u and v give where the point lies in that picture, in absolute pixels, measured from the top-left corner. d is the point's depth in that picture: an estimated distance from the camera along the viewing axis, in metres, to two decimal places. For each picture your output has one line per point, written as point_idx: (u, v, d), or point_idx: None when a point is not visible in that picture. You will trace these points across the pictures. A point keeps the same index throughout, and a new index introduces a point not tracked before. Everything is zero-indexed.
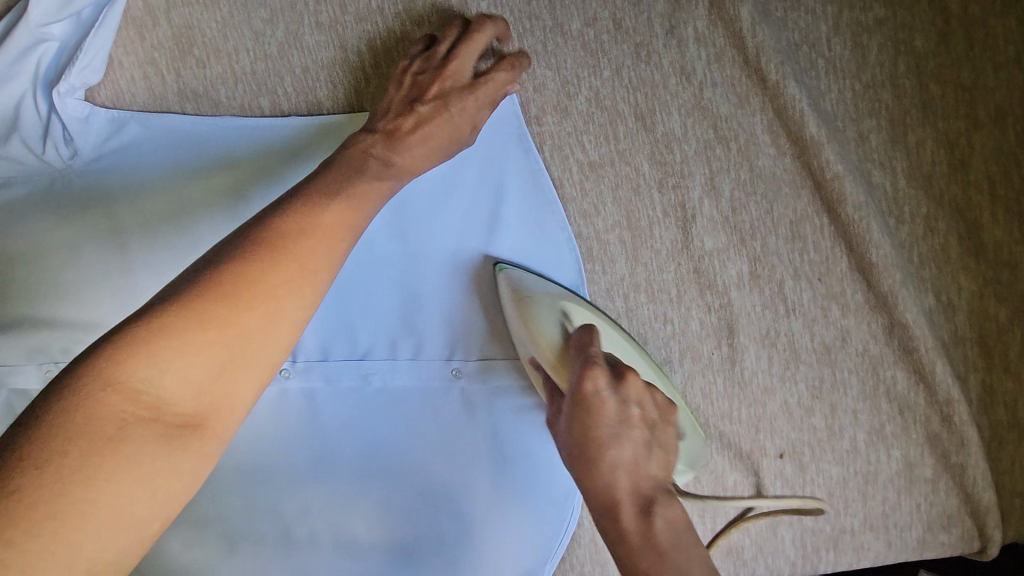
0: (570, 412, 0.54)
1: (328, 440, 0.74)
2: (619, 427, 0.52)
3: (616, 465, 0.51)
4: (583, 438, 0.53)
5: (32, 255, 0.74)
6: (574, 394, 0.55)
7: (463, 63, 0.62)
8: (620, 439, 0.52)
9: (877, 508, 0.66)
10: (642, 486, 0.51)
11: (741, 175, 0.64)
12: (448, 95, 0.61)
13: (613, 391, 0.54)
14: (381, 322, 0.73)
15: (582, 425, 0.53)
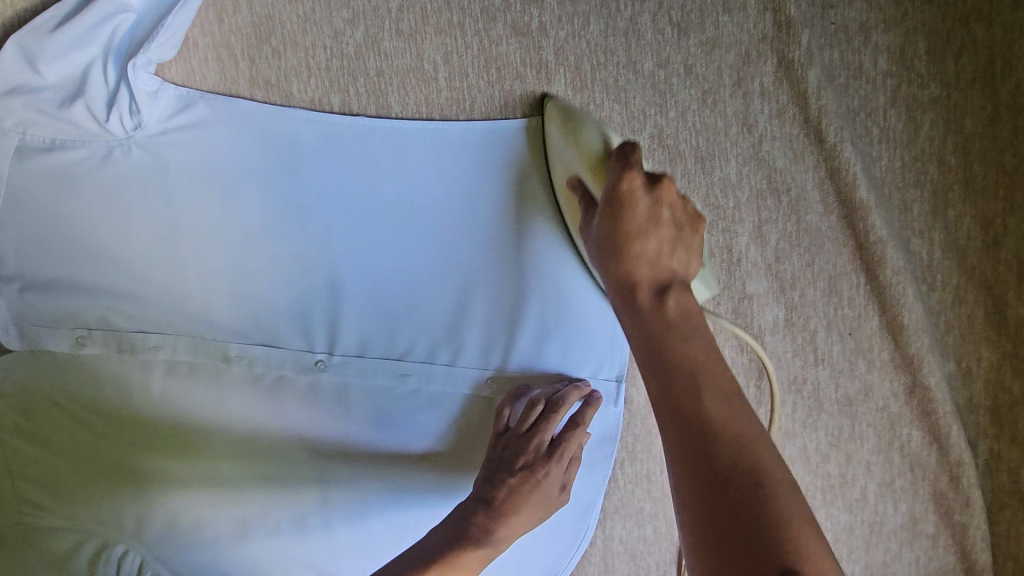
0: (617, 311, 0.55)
1: (354, 433, 0.76)
2: (653, 230, 0.55)
3: (641, 256, 0.55)
4: (620, 238, 0.55)
5: (82, 221, 0.75)
6: (608, 198, 0.56)
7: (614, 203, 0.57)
8: (655, 239, 0.55)
9: (879, 557, 0.70)
10: (662, 272, 0.54)
11: (788, 227, 0.67)
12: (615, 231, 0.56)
13: (647, 191, 0.55)
14: (422, 325, 0.74)
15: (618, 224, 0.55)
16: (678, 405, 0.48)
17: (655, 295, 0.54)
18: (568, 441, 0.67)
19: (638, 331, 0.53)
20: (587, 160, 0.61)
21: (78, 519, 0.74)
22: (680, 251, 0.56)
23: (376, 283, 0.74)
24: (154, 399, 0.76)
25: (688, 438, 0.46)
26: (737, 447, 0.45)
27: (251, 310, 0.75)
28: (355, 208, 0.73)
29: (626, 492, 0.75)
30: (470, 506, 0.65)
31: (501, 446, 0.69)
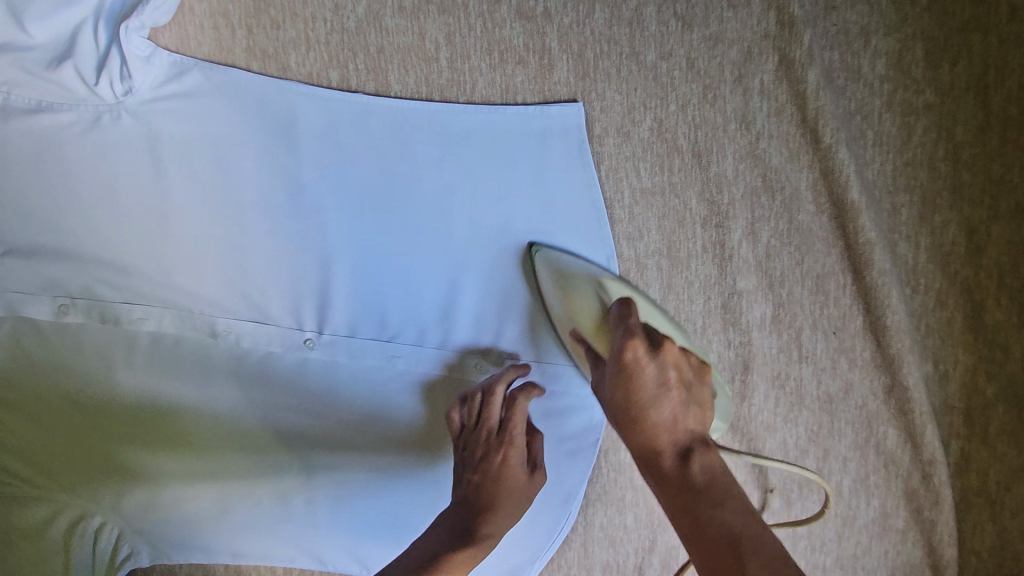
0: (615, 383, 0.56)
1: (341, 414, 0.76)
2: (658, 399, 0.55)
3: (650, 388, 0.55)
4: (634, 413, 0.55)
5: (68, 188, 0.73)
6: (614, 365, 0.56)
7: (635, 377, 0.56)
8: (662, 407, 0.55)
9: (849, 549, 0.72)
10: (680, 437, 0.55)
11: (780, 225, 0.68)
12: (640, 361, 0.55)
13: (651, 355, 0.56)
14: (414, 308, 0.74)
15: (628, 394, 0.55)
16: (695, 507, 0.51)
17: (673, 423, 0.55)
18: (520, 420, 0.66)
19: (636, 394, 0.55)
20: (605, 229, 0.64)
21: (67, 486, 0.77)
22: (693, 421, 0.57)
23: (370, 263, 0.74)
24: (139, 373, 0.76)
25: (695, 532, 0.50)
26: (735, 525, 0.49)
27: (240, 285, 0.74)
28: (350, 186, 0.72)
29: (609, 480, 0.76)
30: (455, 511, 0.65)
31: (461, 447, 0.68)
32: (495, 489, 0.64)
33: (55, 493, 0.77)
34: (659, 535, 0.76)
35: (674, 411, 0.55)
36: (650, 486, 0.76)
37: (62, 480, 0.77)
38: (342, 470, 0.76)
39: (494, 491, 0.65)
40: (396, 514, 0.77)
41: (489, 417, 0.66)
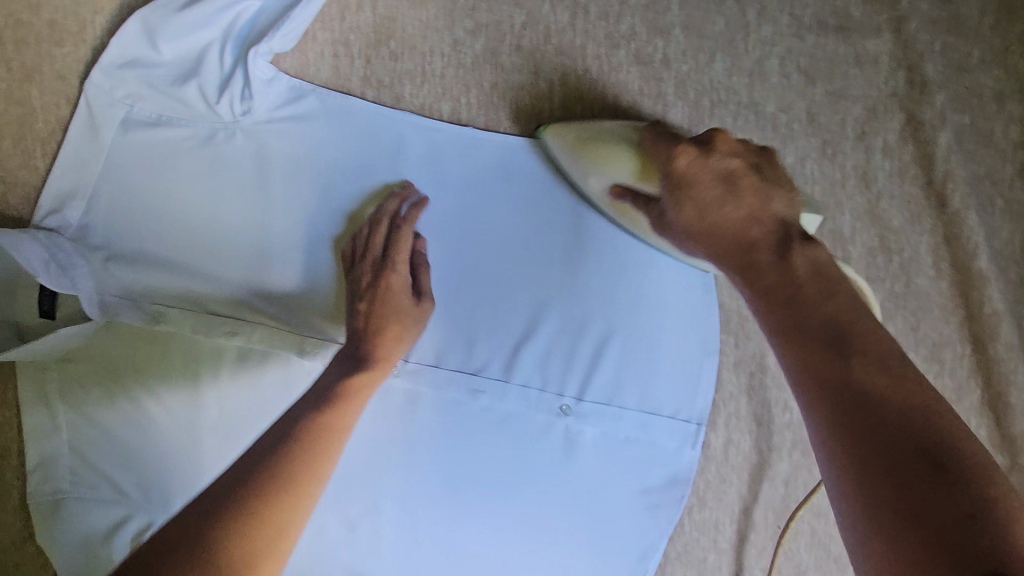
0: (678, 199, 0.58)
1: (416, 444, 0.74)
2: (722, 197, 0.56)
3: (729, 223, 0.56)
4: (706, 216, 0.56)
5: (175, 202, 0.75)
6: (669, 182, 0.58)
7: (724, 219, 0.56)
8: (730, 205, 0.56)
9: None
10: (764, 221, 0.55)
11: (897, 288, 0.65)
12: (722, 206, 0.56)
13: (693, 154, 0.58)
14: (501, 343, 0.73)
15: (693, 198, 0.57)
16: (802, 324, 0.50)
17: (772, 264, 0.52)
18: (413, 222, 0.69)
19: (702, 197, 0.56)
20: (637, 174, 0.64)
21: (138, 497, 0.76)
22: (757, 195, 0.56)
23: (463, 295, 0.73)
24: (223, 387, 0.76)
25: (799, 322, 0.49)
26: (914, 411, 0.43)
27: (331, 307, 0.74)
28: (451, 216, 0.72)
29: (691, 537, 0.73)
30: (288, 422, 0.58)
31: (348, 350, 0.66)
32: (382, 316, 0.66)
33: (125, 500, 0.77)
34: None
35: (752, 198, 0.56)
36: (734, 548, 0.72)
37: (134, 486, 0.76)
38: (414, 504, 0.74)
39: (383, 315, 0.66)
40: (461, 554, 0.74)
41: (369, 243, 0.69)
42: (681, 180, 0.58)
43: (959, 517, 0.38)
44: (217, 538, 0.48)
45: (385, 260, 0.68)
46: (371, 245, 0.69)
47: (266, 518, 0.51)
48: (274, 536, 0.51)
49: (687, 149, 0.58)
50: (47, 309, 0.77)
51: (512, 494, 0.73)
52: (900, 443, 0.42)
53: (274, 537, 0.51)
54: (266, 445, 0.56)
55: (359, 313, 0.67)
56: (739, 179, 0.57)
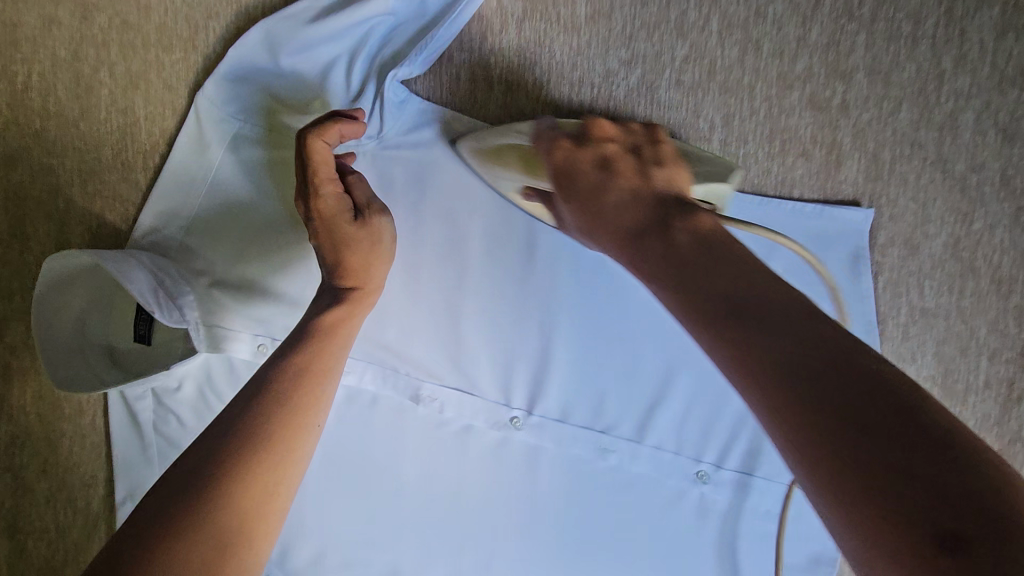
0: (567, 198, 0.60)
1: (535, 501, 0.69)
2: (602, 179, 0.59)
3: (611, 203, 0.57)
4: (594, 201, 0.58)
5: (289, 226, 0.70)
6: (552, 175, 0.62)
7: (609, 198, 0.58)
8: (614, 184, 0.58)
9: None
10: (653, 190, 0.57)
11: None
12: (607, 188, 0.58)
13: (572, 142, 0.62)
14: (634, 401, 0.68)
15: (587, 193, 0.59)
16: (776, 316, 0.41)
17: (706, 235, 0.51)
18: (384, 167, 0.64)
19: (581, 187, 0.59)
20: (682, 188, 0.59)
21: None
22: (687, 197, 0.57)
23: (594, 346, 0.68)
24: (330, 428, 0.72)
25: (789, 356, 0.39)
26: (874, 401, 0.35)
27: (453, 350, 0.69)
28: (588, 260, 0.68)
29: None
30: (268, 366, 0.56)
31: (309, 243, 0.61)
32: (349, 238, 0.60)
33: None
34: None
35: (625, 177, 0.58)
36: None
37: None
38: (530, 564, 0.70)
39: (337, 245, 0.60)
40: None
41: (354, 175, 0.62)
42: (572, 175, 0.61)
43: (946, 525, 0.30)
44: (201, 520, 0.46)
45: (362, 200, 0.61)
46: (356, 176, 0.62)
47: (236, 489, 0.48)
48: (245, 511, 0.48)
49: (556, 137, 0.62)
50: (142, 334, 0.73)
51: (636, 559, 0.68)
52: (879, 404, 0.35)
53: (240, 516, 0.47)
54: (241, 408, 0.52)
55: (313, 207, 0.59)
56: (616, 163, 0.60)
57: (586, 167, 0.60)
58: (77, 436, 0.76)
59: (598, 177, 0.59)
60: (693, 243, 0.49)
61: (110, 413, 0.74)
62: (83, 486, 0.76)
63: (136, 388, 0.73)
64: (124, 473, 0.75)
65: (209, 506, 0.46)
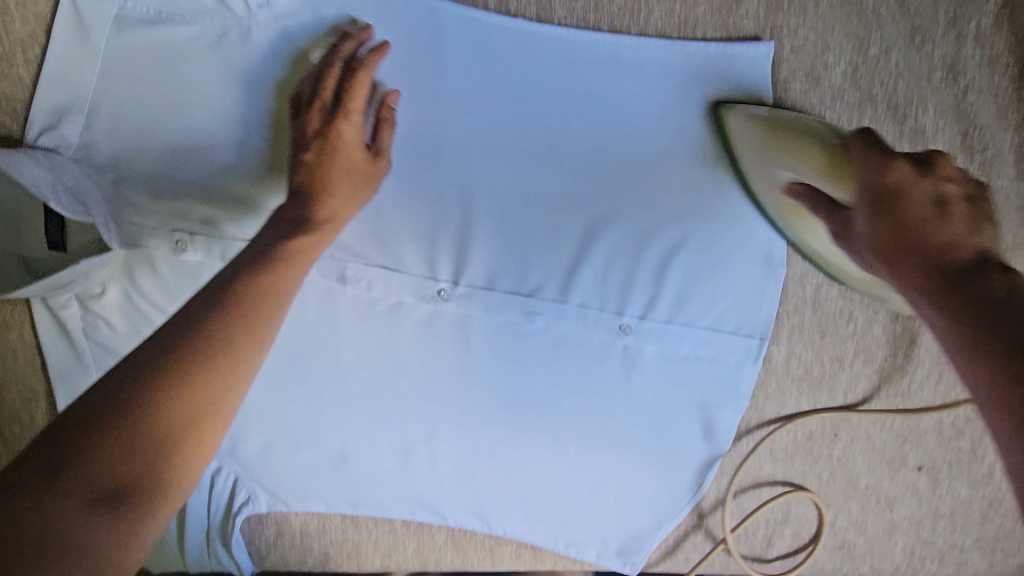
0: (318, 147, 0.59)
1: (469, 367, 0.71)
2: (339, 136, 0.60)
3: (332, 172, 0.59)
4: (322, 180, 0.59)
5: (188, 113, 0.68)
6: (314, 132, 0.60)
7: (342, 140, 0.60)
8: (348, 151, 0.60)
9: (992, 531, 0.71)
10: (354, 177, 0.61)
11: (975, 190, 0.64)
12: (326, 137, 0.60)
13: (337, 83, 0.61)
14: (556, 262, 0.69)
15: (314, 167, 0.59)
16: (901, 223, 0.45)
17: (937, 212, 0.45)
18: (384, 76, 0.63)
19: (330, 162, 0.59)
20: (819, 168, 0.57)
21: None
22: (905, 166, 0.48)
23: (513, 210, 0.68)
24: None
25: (906, 233, 0.45)
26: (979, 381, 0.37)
27: (373, 228, 0.69)
28: (501, 123, 0.67)
29: (746, 450, 0.72)
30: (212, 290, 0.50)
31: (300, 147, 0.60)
32: (327, 173, 0.59)
33: None
34: (793, 508, 0.73)
35: (356, 135, 0.61)
36: (790, 458, 0.72)
37: None
38: (470, 427, 0.73)
39: (342, 167, 0.60)
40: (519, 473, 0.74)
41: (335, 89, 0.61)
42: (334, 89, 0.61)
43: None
44: (123, 414, 0.42)
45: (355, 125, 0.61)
46: (348, 102, 0.61)
47: (148, 423, 0.43)
48: (168, 450, 0.44)
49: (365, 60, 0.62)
50: (56, 241, 0.70)
51: (569, 412, 0.72)
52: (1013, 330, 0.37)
53: (161, 455, 0.43)
54: (166, 333, 0.47)
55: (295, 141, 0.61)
56: (340, 125, 0.60)
57: (322, 104, 0.61)
58: (8, 351, 0.75)
59: (344, 135, 0.60)
60: (873, 232, 0.48)
61: (37, 325, 0.74)
62: (24, 400, 0.76)
63: (59, 296, 0.72)
64: (62, 383, 0.75)
65: (144, 411, 0.43)
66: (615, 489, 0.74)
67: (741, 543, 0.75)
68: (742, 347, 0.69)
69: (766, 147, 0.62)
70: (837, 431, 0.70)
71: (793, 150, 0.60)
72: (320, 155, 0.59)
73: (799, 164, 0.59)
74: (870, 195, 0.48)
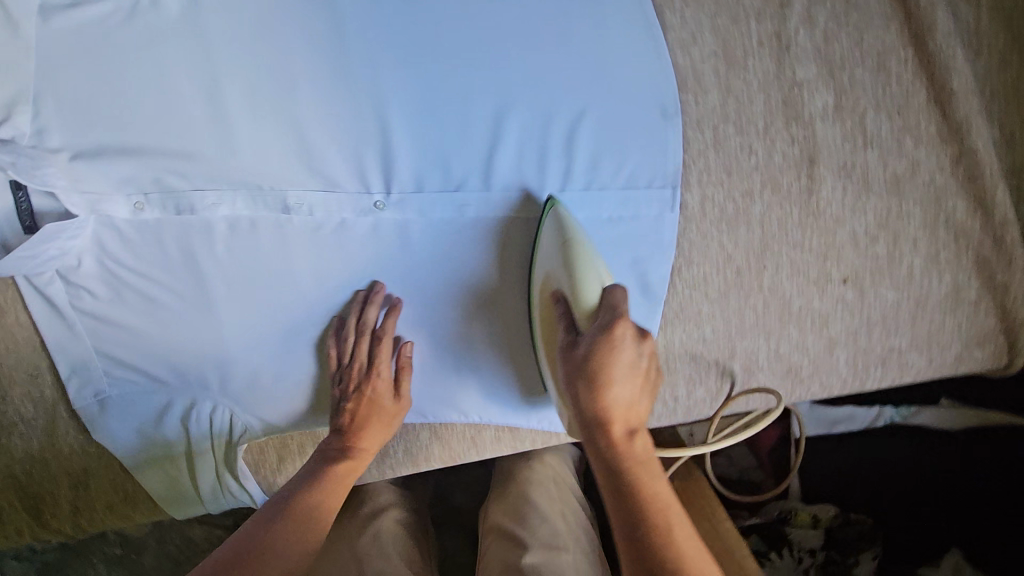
0: (597, 382, 0.63)
1: (415, 267, 0.78)
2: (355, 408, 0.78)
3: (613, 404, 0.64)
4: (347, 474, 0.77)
5: (121, 84, 0.75)
6: (586, 354, 0.63)
7: (384, 365, 0.78)
8: (622, 389, 0.63)
9: (925, 328, 0.76)
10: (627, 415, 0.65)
11: (837, 6, 0.73)
12: (601, 389, 0.63)
13: (370, 338, 0.78)
14: (474, 153, 0.75)
15: (592, 404, 0.63)
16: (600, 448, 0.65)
17: (624, 441, 0.64)
18: (409, 342, 0.80)
19: (598, 399, 0.63)
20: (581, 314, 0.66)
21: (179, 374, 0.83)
22: (629, 352, 0.63)
23: (427, 112, 0.75)
24: (223, 260, 0.79)
25: (626, 489, 0.64)
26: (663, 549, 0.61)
27: (305, 156, 0.76)
28: (403, 36, 0.75)
29: (685, 296, 0.77)
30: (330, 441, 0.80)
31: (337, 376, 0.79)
32: (364, 417, 0.78)
33: (166, 385, 0.84)
34: (738, 342, 0.78)
35: (378, 407, 0.78)
36: (725, 295, 0.77)
37: (169, 372, 0.83)
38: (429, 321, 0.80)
39: (369, 419, 0.78)
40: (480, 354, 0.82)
41: (354, 350, 0.78)
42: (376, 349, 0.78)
43: None
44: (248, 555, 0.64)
45: (371, 368, 0.78)
46: (356, 350, 0.78)
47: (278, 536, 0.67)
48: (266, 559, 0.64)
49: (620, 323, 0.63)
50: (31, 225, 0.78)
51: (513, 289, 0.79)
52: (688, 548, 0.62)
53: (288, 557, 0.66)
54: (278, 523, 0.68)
55: (338, 390, 0.79)
56: (632, 384, 0.64)
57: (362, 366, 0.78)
58: (8, 335, 0.83)
59: (379, 363, 0.78)
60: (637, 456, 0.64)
61: (32, 308, 0.82)
62: (29, 377, 0.84)
63: (42, 273, 0.80)
64: (63, 353, 0.83)
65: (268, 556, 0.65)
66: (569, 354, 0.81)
67: (697, 386, 0.80)
68: (656, 197, 0.74)
69: (557, 249, 0.70)
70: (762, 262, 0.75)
71: (569, 263, 0.68)
72: (356, 402, 0.78)
73: (562, 270, 0.69)
74: (581, 418, 0.66)
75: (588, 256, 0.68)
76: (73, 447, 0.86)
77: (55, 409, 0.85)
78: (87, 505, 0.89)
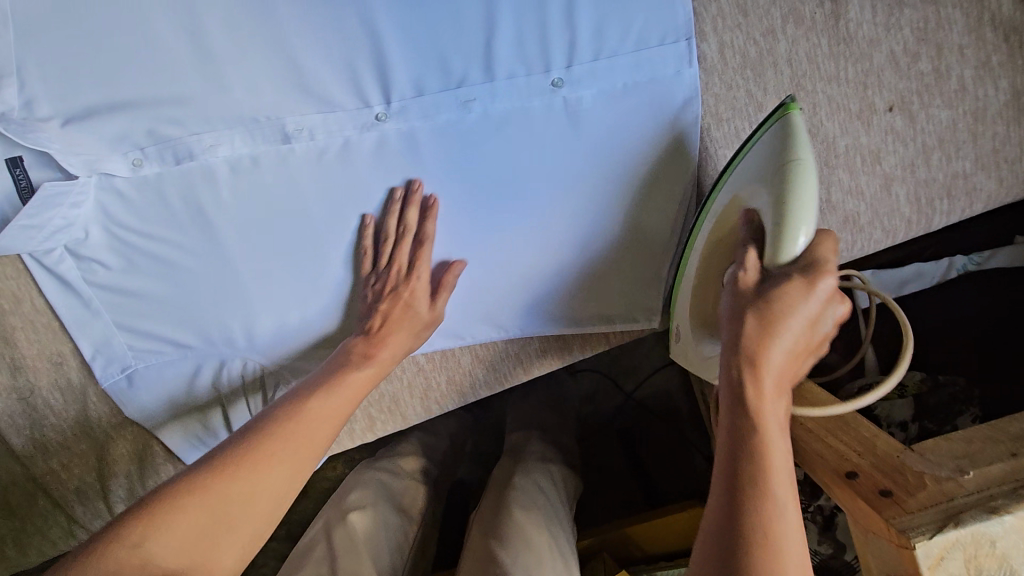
0: (773, 315, 0.52)
1: (429, 178, 0.75)
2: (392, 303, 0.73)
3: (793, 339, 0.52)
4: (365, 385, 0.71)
5: (95, 34, 0.71)
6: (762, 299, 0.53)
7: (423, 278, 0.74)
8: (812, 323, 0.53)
9: (988, 146, 0.70)
10: (790, 346, 0.52)
11: None
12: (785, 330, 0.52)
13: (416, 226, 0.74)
14: (470, 43, 0.71)
15: (779, 335, 0.51)
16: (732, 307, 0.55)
17: (771, 383, 0.52)
18: (429, 231, 0.75)
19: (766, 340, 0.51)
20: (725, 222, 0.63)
21: (205, 338, 0.80)
22: (801, 292, 0.52)
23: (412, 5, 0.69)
24: (229, 206, 0.76)
25: (746, 436, 0.51)
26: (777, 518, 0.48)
27: (297, 80, 0.72)
28: None
29: (720, 159, 0.73)
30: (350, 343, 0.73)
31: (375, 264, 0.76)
32: (397, 321, 0.73)
33: (191, 349, 0.80)
34: None
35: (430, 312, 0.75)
36: None
37: (194, 335, 0.80)
38: (457, 237, 0.77)
39: (402, 315, 0.74)
40: (518, 267, 0.78)
41: (389, 254, 0.74)
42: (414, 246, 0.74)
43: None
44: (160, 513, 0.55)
45: (410, 273, 0.74)
46: (395, 254, 0.74)
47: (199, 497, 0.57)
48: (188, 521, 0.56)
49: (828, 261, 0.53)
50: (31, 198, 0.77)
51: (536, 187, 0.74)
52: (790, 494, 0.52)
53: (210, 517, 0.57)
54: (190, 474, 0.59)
55: (372, 292, 0.75)
56: (821, 305, 0.53)
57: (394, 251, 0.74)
58: (28, 323, 0.80)
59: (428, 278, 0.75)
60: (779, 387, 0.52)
61: (45, 288, 0.79)
62: (54, 365, 0.81)
63: (51, 251, 0.77)
64: (83, 332, 0.80)
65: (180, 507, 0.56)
66: (611, 249, 0.76)
67: None
68: (670, 52, 0.69)
69: (765, 154, 0.58)
70: (797, 105, 0.70)
71: (776, 149, 0.57)
72: (390, 304, 0.73)
73: (764, 192, 0.57)
74: (734, 375, 0.52)
75: (801, 213, 0.54)
76: (109, 434, 0.83)
77: (83, 396, 0.82)
78: (131, 494, 0.85)
